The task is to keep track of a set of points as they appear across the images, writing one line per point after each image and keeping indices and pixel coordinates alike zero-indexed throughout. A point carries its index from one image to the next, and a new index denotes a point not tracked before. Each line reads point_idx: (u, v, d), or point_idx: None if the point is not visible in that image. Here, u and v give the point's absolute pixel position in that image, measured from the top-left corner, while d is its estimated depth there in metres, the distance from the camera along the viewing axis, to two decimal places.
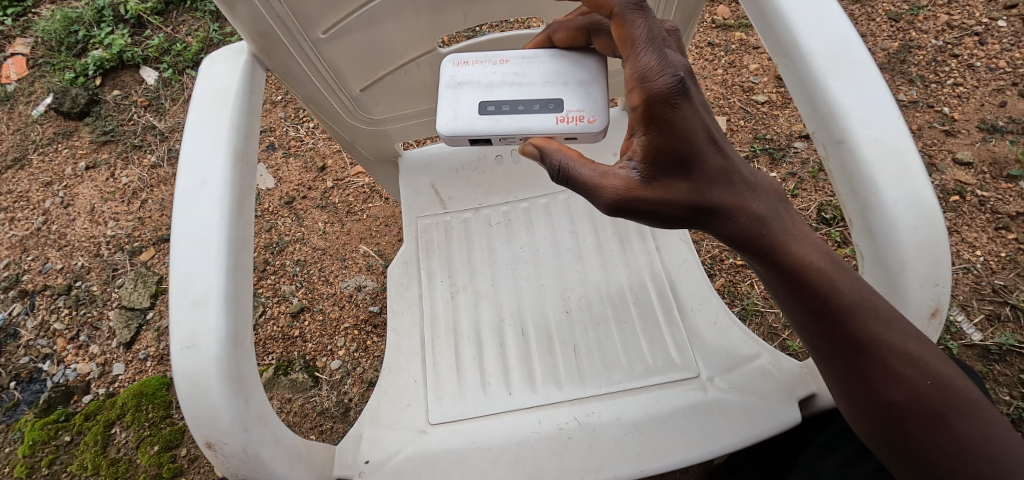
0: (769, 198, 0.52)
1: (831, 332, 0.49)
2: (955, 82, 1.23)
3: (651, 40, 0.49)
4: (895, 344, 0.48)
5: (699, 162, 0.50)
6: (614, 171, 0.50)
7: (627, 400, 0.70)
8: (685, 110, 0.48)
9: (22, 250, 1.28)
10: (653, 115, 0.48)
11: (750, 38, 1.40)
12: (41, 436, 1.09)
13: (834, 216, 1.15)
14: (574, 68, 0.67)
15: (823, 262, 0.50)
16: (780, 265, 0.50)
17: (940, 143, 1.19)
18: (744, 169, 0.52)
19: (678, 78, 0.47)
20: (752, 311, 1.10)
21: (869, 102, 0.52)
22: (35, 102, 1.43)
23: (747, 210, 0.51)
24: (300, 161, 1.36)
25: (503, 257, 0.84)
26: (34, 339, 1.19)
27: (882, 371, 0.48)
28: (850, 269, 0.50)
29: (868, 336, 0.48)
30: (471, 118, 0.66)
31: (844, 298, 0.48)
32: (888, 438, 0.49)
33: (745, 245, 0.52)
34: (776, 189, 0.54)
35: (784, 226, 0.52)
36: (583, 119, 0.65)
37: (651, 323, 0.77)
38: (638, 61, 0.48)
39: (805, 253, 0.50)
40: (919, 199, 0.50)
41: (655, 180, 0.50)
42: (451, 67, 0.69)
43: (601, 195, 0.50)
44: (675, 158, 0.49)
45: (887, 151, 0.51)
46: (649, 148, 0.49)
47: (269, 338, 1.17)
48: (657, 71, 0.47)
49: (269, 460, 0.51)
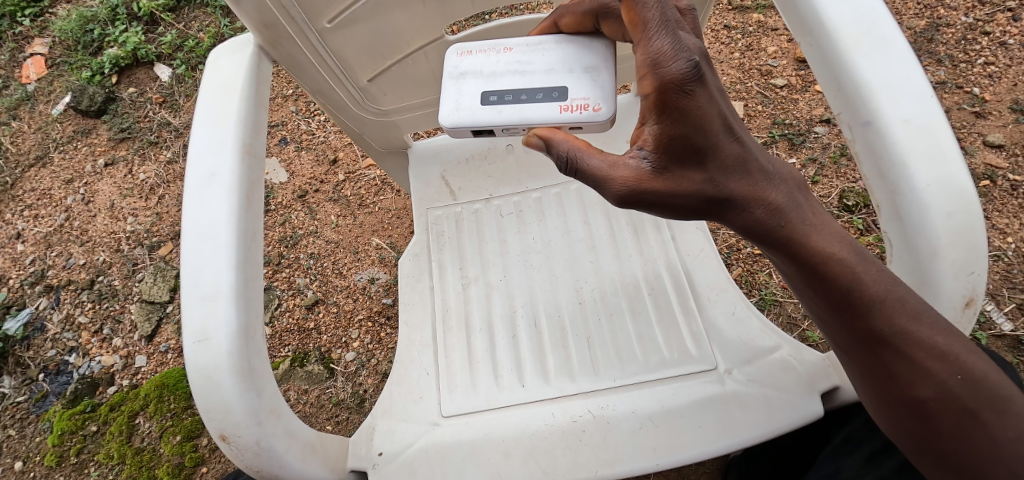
0: (787, 188, 0.50)
1: (854, 325, 0.47)
2: (986, 61, 1.18)
3: (664, 23, 0.46)
4: (922, 337, 0.46)
5: (713, 152, 0.48)
6: (624, 161, 0.49)
7: (642, 392, 0.68)
8: (700, 96, 0.46)
9: (46, 246, 1.31)
10: (666, 103, 0.46)
11: (768, 20, 1.35)
12: (69, 426, 1.12)
13: (857, 203, 1.11)
14: (580, 53, 0.65)
15: (844, 252, 0.47)
16: (798, 257, 0.48)
17: (970, 125, 1.14)
18: (759, 157, 0.50)
19: (693, 64, 0.45)
20: (770, 302, 1.08)
21: (900, 80, 0.50)
22: (55, 101, 1.46)
23: (764, 200, 0.49)
24: (312, 154, 1.37)
25: (515, 248, 0.83)
26: (60, 333, 1.22)
27: (907, 365, 0.46)
28: (873, 259, 0.48)
29: (893, 329, 0.46)
30: (473, 109, 0.65)
31: (869, 289, 0.46)
32: (915, 435, 0.47)
33: (760, 236, 0.50)
34: (795, 178, 0.51)
35: (805, 216, 0.49)
36: (588, 107, 0.63)
37: (667, 314, 0.75)
38: (650, 47, 0.46)
39: (826, 243, 0.48)
40: (952, 181, 0.47)
41: (667, 170, 0.48)
42: (455, 57, 0.68)
43: (609, 187, 0.49)
44: (688, 147, 0.47)
45: (918, 132, 0.48)
46: (661, 137, 0.47)
47: (285, 331, 1.19)
48: (671, 56, 0.46)
49: (283, 453, 0.52)
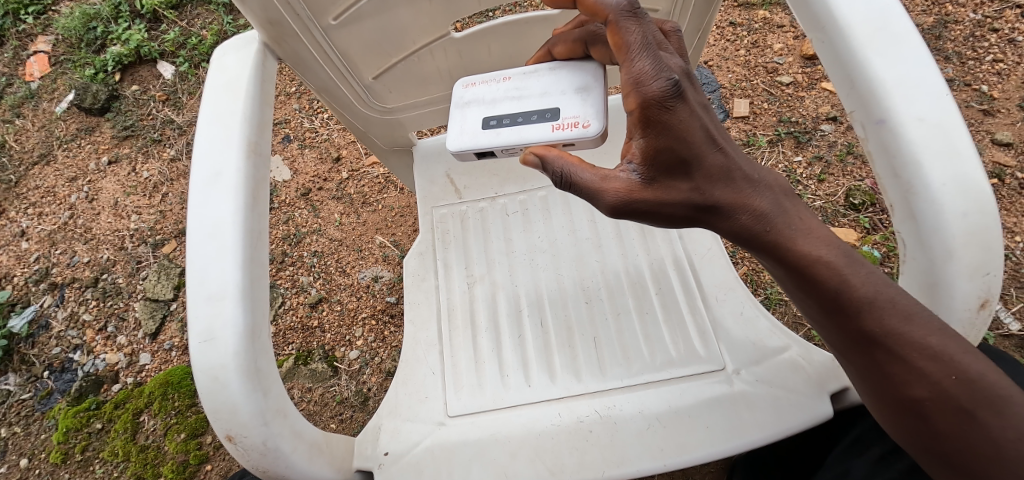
0: (772, 194, 0.50)
1: (845, 326, 0.47)
2: (995, 58, 1.17)
3: (645, 45, 0.48)
4: (914, 337, 0.45)
5: (698, 162, 0.48)
6: (614, 175, 0.49)
7: (649, 392, 0.68)
8: (681, 111, 0.47)
9: (51, 244, 1.31)
10: (649, 118, 0.47)
11: (774, 16, 1.35)
12: (74, 424, 1.12)
13: (863, 202, 1.10)
14: (572, 75, 0.65)
15: (833, 256, 0.47)
16: (784, 260, 0.48)
17: (978, 123, 1.13)
18: (745, 166, 0.51)
19: (673, 82, 0.47)
20: (775, 301, 1.07)
21: (913, 78, 0.49)
22: (58, 99, 1.46)
23: (748, 207, 0.49)
24: (315, 152, 1.37)
25: (516, 247, 0.83)
26: (65, 331, 1.22)
27: (900, 366, 0.45)
28: (861, 261, 0.48)
29: (883, 330, 0.45)
30: (475, 134, 0.65)
31: (855, 291, 0.46)
32: (913, 435, 0.46)
33: (748, 242, 0.50)
34: (781, 184, 0.52)
35: (791, 222, 0.49)
36: (579, 124, 0.62)
37: (674, 313, 0.75)
38: (632, 67, 0.48)
39: (812, 247, 0.48)
40: (968, 180, 0.47)
41: (655, 181, 0.48)
42: (461, 89, 0.69)
43: (602, 199, 0.49)
44: (674, 158, 0.48)
45: (933, 130, 0.47)
46: (647, 150, 0.48)
47: (288, 329, 1.18)
48: (652, 75, 0.47)
49: (289, 453, 0.51)
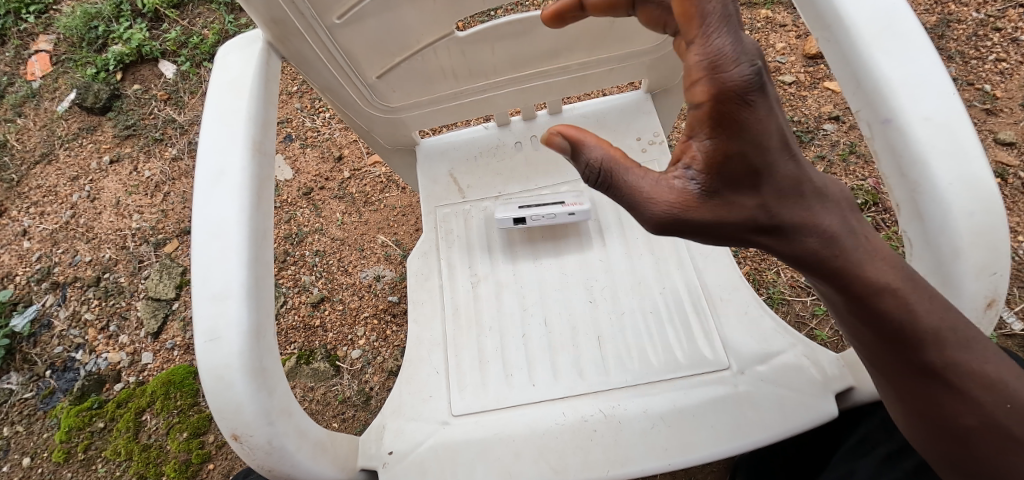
0: (840, 211, 0.46)
1: (904, 353, 0.45)
2: (998, 58, 1.17)
3: (726, 18, 0.39)
4: (970, 366, 0.44)
5: (767, 171, 0.44)
6: (670, 182, 0.45)
7: (653, 391, 0.68)
8: (761, 108, 0.41)
9: (53, 243, 1.31)
10: (721, 115, 0.41)
11: (777, 15, 1.35)
12: (76, 423, 1.12)
13: (866, 201, 1.10)
14: None
15: (902, 282, 0.44)
16: (852, 286, 0.44)
17: (981, 122, 1.13)
18: (815, 176, 0.46)
19: (758, 72, 0.40)
20: (778, 300, 1.07)
21: (920, 77, 0.48)
22: (59, 98, 1.46)
23: (818, 227, 0.45)
24: (317, 151, 1.37)
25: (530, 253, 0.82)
26: (67, 330, 1.22)
27: (953, 395, 0.44)
28: (927, 285, 0.45)
29: (940, 358, 0.44)
30: None
31: (920, 320, 0.43)
32: (956, 461, 0.45)
33: (811, 266, 0.46)
34: (846, 196, 0.47)
35: (859, 244, 0.45)
36: None
37: (680, 314, 0.74)
38: (708, 45, 0.39)
39: (880, 272, 0.44)
40: (975, 180, 0.47)
41: (717, 194, 0.44)
42: None
43: (652, 212, 0.45)
44: (741, 168, 0.43)
45: (940, 130, 0.47)
46: (713, 153, 0.43)
47: (290, 328, 1.19)
48: (732, 58, 0.39)
49: (294, 452, 0.51)
